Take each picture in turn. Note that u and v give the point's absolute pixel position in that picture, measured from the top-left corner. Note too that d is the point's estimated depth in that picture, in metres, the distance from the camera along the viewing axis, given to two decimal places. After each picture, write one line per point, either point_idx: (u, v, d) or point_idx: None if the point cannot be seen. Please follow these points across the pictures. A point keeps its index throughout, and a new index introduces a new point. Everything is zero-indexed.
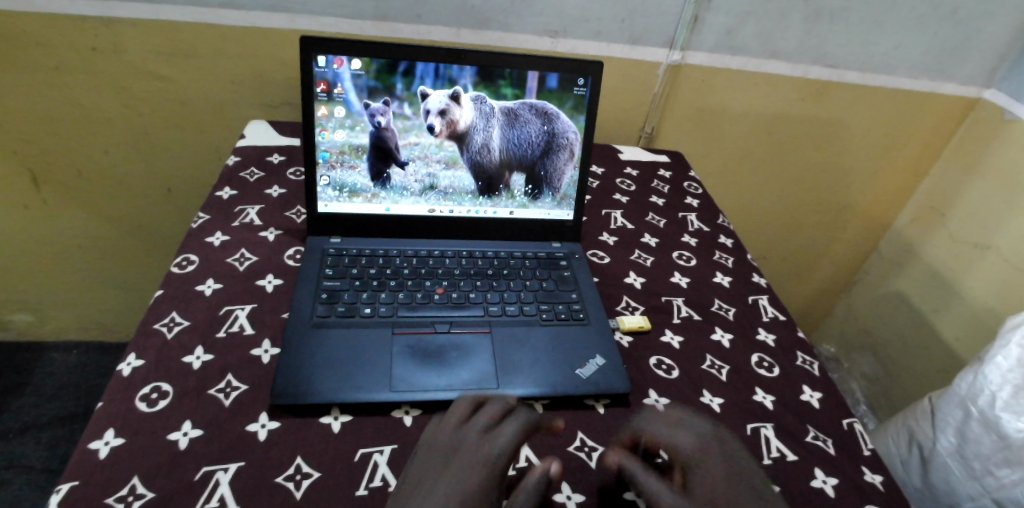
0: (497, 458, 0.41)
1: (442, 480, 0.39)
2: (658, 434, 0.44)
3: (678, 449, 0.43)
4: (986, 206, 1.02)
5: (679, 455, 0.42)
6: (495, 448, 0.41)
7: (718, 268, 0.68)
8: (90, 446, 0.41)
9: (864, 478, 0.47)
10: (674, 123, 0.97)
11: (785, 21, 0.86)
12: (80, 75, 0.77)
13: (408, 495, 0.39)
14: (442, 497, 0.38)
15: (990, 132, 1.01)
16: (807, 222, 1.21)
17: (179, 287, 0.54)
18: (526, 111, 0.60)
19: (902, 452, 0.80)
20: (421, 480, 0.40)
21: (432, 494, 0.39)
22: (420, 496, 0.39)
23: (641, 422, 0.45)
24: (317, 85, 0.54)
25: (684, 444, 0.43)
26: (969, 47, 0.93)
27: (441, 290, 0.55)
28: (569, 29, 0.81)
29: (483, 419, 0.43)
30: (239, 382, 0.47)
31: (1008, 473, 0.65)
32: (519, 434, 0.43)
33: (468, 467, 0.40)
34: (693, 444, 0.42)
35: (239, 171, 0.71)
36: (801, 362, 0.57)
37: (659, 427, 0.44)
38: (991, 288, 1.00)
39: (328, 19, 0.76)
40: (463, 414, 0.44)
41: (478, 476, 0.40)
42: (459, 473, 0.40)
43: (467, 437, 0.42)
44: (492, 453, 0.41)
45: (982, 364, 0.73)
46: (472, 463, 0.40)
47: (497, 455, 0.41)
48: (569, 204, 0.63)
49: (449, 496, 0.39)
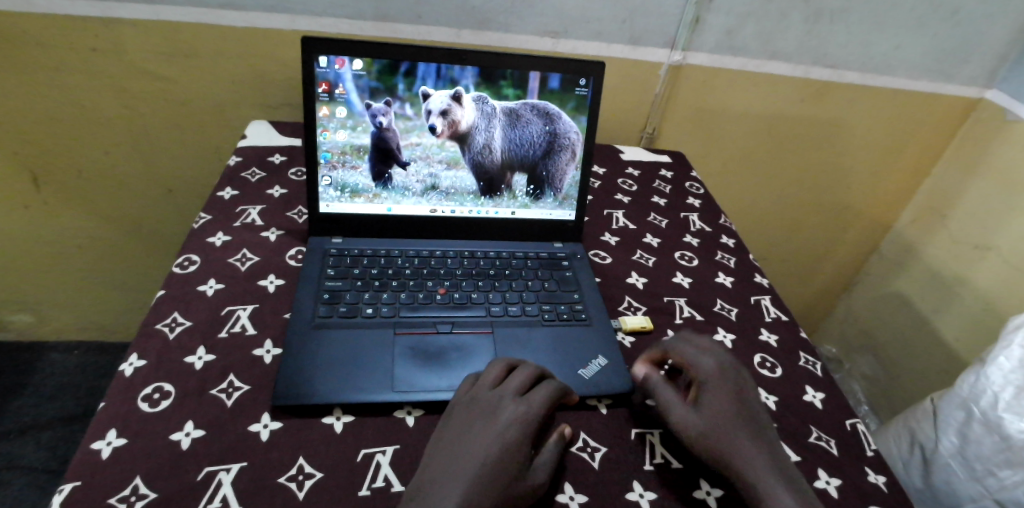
0: (531, 420, 0.43)
1: (481, 433, 0.42)
2: (685, 356, 0.49)
3: (700, 372, 0.48)
4: (987, 206, 1.02)
5: (697, 376, 0.48)
6: (530, 412, 0.44)
7: (720, 269, 0.68)
8: (92, 446, 0.41)
9: (867, 479, 0.47)
10: (675, 123, 0.97)
11: (786, 21, 0.86)
12: (81, 75, 0.77)
13: (448, 445, 0.42)
14: (481, 449, 0.41)
15: (991, 132, 1.01)
16: (808, 223, 1.21)
17: (181, 287, 0.54)
18: (528, 111, 0.60)
19: (903, 452, 0.80)
20: (460, 432, 0.43)
21: (471, 444, 0.42)
22: (459, 445, 0.42)
23: (672, 344, 0.51)
24: (319, 85, 0.54)
25: (705, 368, 0.48)
26: (970, 47, 0.93)
27: (443, 291, 0.55)
28: (570, 29, 0.81)
29: (515, 382, 0.46)
30: (241, 383, 0.47)
31: (1010, 473, 0.65)
32: (550, 402, 0.45)
33: (505, 424, 0.43)
34: (712, 369, 0.48)
35: (240, 172, 0.71)
36: (804, 363, 0.57)
37: (687, 353, 0.50)
38: (992, 289, 1.00)
39: (328, 19, 0.76)
40: (495, 378, 0.46)
41: (514, 435, 0.42)
42: (497, 429, 0.42)
43: (503, 398, 0.44)
44: (527, 416, 0.44)
45: (983, 364, 0.73)
46: (509, 422, 0.43)
47: (532, 417, 0.44)
48: (571, 204, 0.63)
49: (489, 449, 0.41)
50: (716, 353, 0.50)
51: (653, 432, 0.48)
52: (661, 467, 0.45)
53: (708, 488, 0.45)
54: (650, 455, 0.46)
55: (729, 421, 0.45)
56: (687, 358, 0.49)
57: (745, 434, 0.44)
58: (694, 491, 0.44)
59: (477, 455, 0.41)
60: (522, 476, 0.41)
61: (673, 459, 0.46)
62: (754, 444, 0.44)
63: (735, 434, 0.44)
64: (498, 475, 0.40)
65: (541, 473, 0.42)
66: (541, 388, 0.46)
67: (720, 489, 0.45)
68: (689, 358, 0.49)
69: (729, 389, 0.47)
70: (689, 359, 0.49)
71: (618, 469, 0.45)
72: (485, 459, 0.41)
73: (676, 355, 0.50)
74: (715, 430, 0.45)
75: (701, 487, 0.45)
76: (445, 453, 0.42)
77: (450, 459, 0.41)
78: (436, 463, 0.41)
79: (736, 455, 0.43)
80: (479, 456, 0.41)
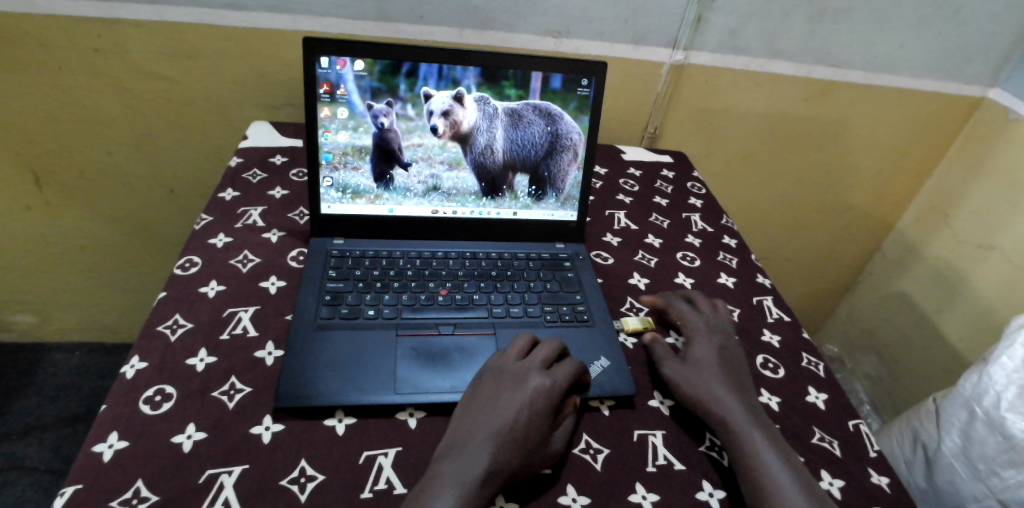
0: (556, 392, 0.45)
1: (512, 398, 0.44)
2: (683, 317, 0.56)
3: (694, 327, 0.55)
4: (990, 205, 1.01)
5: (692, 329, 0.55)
6: (556, 384, 0.46)
7: (722, 269, 0.68)
8: (94, 449, 0.41)
9: (870, 480, 0.47)
10: (677, 123, 0.97)
11: (788, 20, 0.86)
12: (82, 76, 0.77)
13: (477, 409, 0.44)
14: (510, 414, 0.43)
15: (994, 132, 1.00)
16: (810, 222, 1.21)
17: (183, 289, 0.54)
18: (530, 111, 0.60)
19: (906, 453, 0.79)
20: (490, 397, 0.45)
21: (500, 408, 0.44)
22: (489, 409, 0.44)
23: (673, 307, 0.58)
24: (321, 85, 0.54)
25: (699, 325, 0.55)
26: (973, 46, 0.92)
27: (445, 292, 0.55)
28: (572, 29, 0.81)
29: (541, 354, 0.48)
30: (242, 385, 0.47)
31: (1014, 473, 0.65)
32: (572, 377, 0.47)
33: (532, 394, 0.44)
34: (704, 327, 0.55)
35: (241, 173, 0.71)
36: (806, 363, 0.57)
37: (686, 312, 0.57)
38: (995, 288, 1.00)
39: (329, 19, 0.76)
40: (521, 350, 0.48)
41: (540, 405, 0.44)
42: (526, 396, 0.44)
43: (529, 369, 0.47)
44: (554, 387, 0.46)
45: (986, 364, 0.73)
46: (536, 391, 0.45)
47: (556, 390, 0.45)
48: (573, 205, 0.63)
49: (518, 414, 0.43)
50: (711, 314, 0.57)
51: (655, 433, 0.48)
52: (664, 469, 0.45)
53: (711, 489, 0.44)
54: (652, 457, 0.46)
55: (712, 366, 0.51)
56: (685, 316, 0.56)
57: (730, 379, 0.49)
58: (696, 492, 0.44)
59: (506, 419, 0.43)
60: (544, 444, 0.43)
61: (676, 461, 0.46)
62: (732, 386, 0.49)
63: (712, 375, 0.50)
64: (525, 442, 0.42)
65: (560, 442, 0.44)
66: (566, 363, 0.48)
67: (722, 490, 0.44)
68: (687, 316, 0.56)
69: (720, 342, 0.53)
70: (687, 317, 0.56)
71: (621, 470, 0.45)
72: (514, 424, 0.43)
73: (676, 315, 0.57)
74: (700, 372, 0.50)
75: (704, 488, 0.44)
76: (474, 414, 0.44)
77: (480, 421, 0.43)
78: (466, 422, 0.44)
79: (715, 393, 0.48)
80: (508, 421, 0.43)
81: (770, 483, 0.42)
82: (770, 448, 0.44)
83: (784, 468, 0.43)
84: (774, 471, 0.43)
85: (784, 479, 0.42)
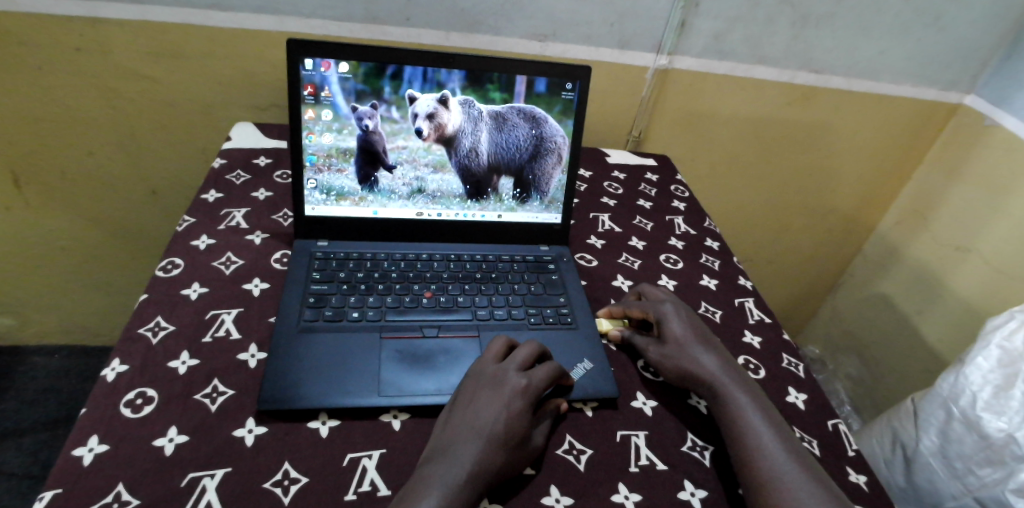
0: (534, 392, 0.46)
1: (491, 400, 0.44)
2: (644, 305, 0.57)
3: (658, 314, 0.55)
4: (969, 208, 1.03)
5: (655, 318, 0.55)
6: (533, 384, 0.46)
7: (705, 271, 0.69)
8: (73, 453, 0.41)
9: (848, 478, 0.48)
10: (663, 126, 0.98)
11: (772, 26, 0.87)
12: (64, 74, 0.76)
13: (459, 412, 0.44)
14: (491, 416, 0.43)
15: (971, 137, 1.03)
16: (794, 224, 1.22)
17: (165, 291, 0.54)
18: (515, 115, 0.60)
19: (886, 452, 0.81)
20: (471, 400, 0.45)
21: (479, 411, 0.44)
22: (471, 412, 0.44)
23: (631, 302, 0.58)
24: (305, 87, 0.54)
25: (662, 311, 0.55)
26: (951, 52, 0.95)
27: (429, 294, 0.55)
28: (558, 32, 0.82)
29: (520, 356, 0.48)
30: (225, 388, 0.47)
31: (990, 471, 0.67)
32: (550, 378, 0.47)
33: (510, 395, 0.45)
34: (670, 307, 0.55)
35: (225, 174, 0.71)
36: (787, 364, 0.58)
37: (646, 303, 0.57)
38: (975, 288, 1.02)
39: (316, 21, 0.76)
40: (499, 354, 0.48)
41: (519, 405, 0.45)
42: (505, 397, 0.45)
43: (507, 371, 0.46)
44: (531, 387, 0.46)
45: (963, 364, 0.74)
46: (514, 392, 0.45)
47: (535, 389, 0.46)
48: (558, 207, 0.63)
49: (498, 416, 0.43)
50: (670, 300, 0.57)
51: (638, 434, 0.48)
52: (647, 469, 0.46)
53: (692, 489, 0.45)
54: (635, 458, 0.46)
55: (692, 343, 0.52)
56: (646, 307, 0.56)
57: (710, 363, 0.51)
58: (678, 492, 0.45)
59: (488, 421, 0.43)
60: (526, 442, 0.44)
61: (659, 461, 0.47)
62: (715, 355, 0.51)
63: (694, 352, 0.51)
64: (506, 441, 0.43)
65: (540, 438, 0.45)
66: (543, 365, 0.48)
67: (704, 490, 0.45)
68: (647, 306, 0.56)
69: (690, 326, 0.54)
70: (649, 308, 0.56)
71: (604, 470, 0.45)
72: (495, 425, 0.43)
73: (635, 307, 0.57)
74: (682, 351, 0.52)
75: (686, 488, 0.45)
76: (459, 418, 0.44)
77: (460, 424, 0.43)
78: (448, 427, 0.44)
79: (703, 370, 0.50)
80: (488, 423, 0.43)
81: (761, 454, 0.44)
82: (762, 428, 0.46)
83: (772, 431, 0.46)
84: (766, 445, 0.45)
85: (778, 456, 0.44)
